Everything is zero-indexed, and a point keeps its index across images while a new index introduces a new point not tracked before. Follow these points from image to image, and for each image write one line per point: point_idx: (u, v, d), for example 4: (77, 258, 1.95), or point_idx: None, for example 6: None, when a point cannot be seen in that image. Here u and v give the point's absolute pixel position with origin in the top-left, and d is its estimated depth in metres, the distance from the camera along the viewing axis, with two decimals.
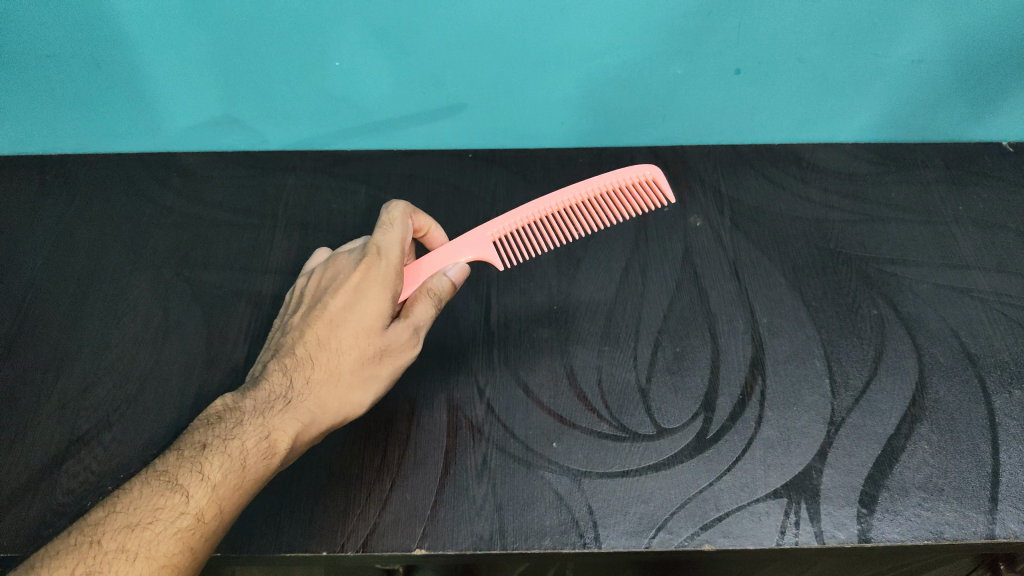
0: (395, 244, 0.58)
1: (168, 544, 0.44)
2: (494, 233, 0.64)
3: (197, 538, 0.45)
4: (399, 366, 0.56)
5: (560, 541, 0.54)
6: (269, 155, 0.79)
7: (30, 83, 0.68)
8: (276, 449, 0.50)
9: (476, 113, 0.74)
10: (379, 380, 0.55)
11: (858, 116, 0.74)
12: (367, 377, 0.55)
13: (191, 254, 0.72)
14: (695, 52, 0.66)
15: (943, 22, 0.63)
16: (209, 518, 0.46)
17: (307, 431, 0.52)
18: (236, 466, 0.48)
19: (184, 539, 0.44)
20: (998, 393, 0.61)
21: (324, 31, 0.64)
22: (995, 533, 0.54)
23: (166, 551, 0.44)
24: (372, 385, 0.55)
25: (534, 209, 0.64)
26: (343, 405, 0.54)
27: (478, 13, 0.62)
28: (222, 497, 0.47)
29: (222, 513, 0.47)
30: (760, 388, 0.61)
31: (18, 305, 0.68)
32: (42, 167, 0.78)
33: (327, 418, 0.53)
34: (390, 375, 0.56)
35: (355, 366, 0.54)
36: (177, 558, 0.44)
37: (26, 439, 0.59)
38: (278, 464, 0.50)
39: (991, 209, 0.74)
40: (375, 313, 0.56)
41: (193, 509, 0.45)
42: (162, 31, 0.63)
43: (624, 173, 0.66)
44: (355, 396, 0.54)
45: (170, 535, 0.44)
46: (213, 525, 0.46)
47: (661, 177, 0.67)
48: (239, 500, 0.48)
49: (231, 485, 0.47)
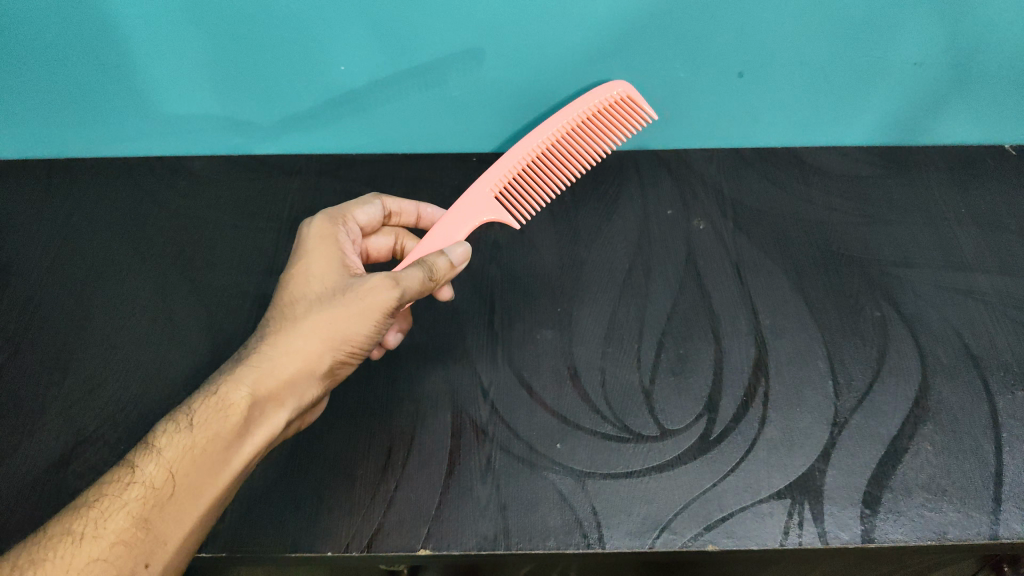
0: (340, 213, 0.64)
1: (117, 518, 0.46)
2: (492, 185, 0.66)
3: (150, 508, 0.47)
4: (363, 303, 0.55)
5: (564, 541, 0.54)
6: (275, 158, 0.79)
7: (37, 87, 0.68)
8: (229, 400, 0.51)
9: (480, 117, 0.74)
10: (341, 323, 0.55)
11: (860, 119, 0.74)
12: (326, 321, 0.55)
13: (196, 256, 0.73)
14: (697, 55, 0.66)
15: (944, 26, 0.63)
16: (159, 484, 0.48)
17: (264, 382, 0.52)
18: (181, 431, 0.49)
19: (134, 512, 0.47)
20: (1001, 394, 0.61)
21: (329, 34, 0.64)
22: (999, 533, 0.54)
23: (117, 526, 0.46)
24: (334, 329, 0.55)
25: (522, 155, 0.67)
26: (304, 353, 0.54)
27: (483, 17, 0.63)
28: (169, 462, 0.48)
29: (174, 478, 0.48)
30: (763, 388, 0.61)
31: (24, 307, 0.69)
32: (48, 170, 0.78)
33: (286, 371, 0.53)
34: (354, 324, 0.55)
35: (308, 320, 0.55)
36: (130, 529, 0.46)
37: (32, 440, 0.60)
38: (230, 421, 0.50)
39: (993, 211, 0.74)
40: (325, 271, 0.58)
41: (140, 481, 0.47)
42: (169, 36, 0.64)
43: (594, 97, 0.65)
44: (318, 345, 0.54)
45: (119, 512, 0.46)
46: (167, 491, 0.48)
47: (635, 92, 0.65)
48: (195, 460, 0.49)
49: (176, 448, 0.49)
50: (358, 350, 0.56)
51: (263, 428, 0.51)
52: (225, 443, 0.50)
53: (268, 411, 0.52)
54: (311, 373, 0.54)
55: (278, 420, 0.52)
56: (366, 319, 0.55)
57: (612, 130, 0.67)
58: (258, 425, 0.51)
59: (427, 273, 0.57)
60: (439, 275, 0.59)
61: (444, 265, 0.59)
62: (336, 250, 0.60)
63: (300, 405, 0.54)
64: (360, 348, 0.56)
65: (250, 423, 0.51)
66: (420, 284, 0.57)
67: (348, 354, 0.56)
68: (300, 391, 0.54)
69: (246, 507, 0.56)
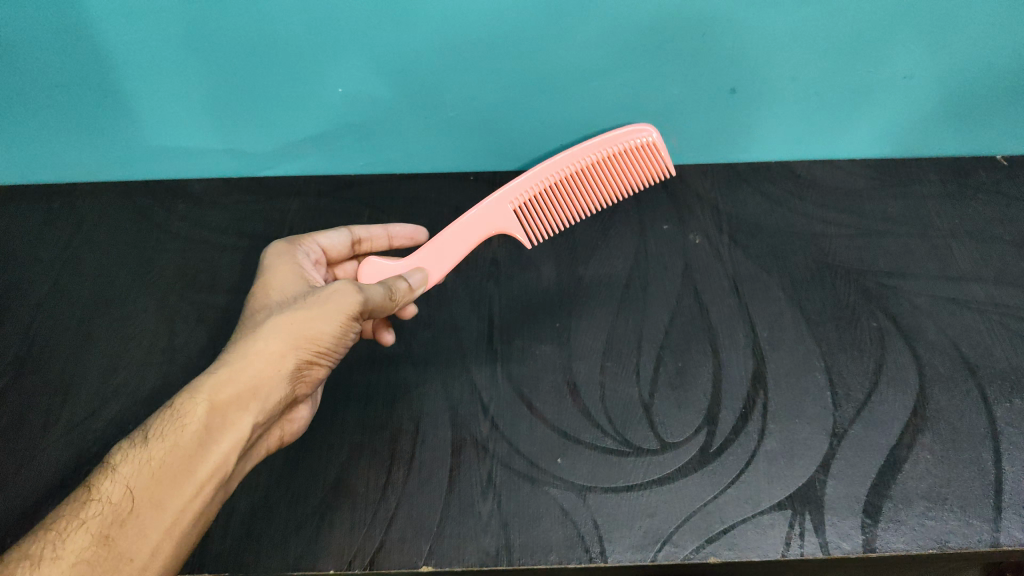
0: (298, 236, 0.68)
1: (76, 538, 0.45)
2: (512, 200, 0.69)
3: (111, 526, 0.46)
4: (325, 303, 0.57)
5: (566, 556, 0.54)
6: (275, 180, 0.80)
7: (40, 113, 0.70)
8: (186, 409, 0.50)
9: (476, 137, 0.75)
10: (301, 326, 0.56)
11: (853, 133, 0.75)
12: (287, 324, 0.56)
13: (198, 277, 0.74)
14: (689, 73, 0.68)
15: (929, 41, 0.65)
16: (118, 500, 0.47)
17: (222, 389, 0.52)
18: (138, 445, 0.49)
19: (95, 531, 0.46)
20: (998, 403, 0.61)
21: (327, 59, 0.66)
22: (1000, 541, 0.54)
23: (76, 547, 0.45)
24: (295, 329, 0.56)
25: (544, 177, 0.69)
26: (263, 358, 0.54)
27: (478, 39, 0.64)
28: (126, 478, 0.48)
29: (134, 493, 0.47)
30: (762, 401, 0.62)
31: (26, 331, 0.69)
32: (51, 196, 0.79)
33: (244, 377, 0.53)
34: (314, 329, 0.57)
35: (269, 327, 0.56)
36: (91, 548, 0.45)
37: (35, 463, 0.60)
38: (188, 429, 0.50)
39: (987, 221, 0.75)
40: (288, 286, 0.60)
41: (99, 499, 0.47)
42: (171, 61, 0.66)
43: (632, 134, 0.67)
44: (279, 348, 0.55)
45: (78, 533, 0.45)
46: (127, 507, 0.47)
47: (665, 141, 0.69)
48: (155, 473, 0.48)
49: (134, 464, 0.48)
50: (323, 351, 0.57)
51: (227, 433, 0.51)
52: (188, 452, 0.49)
53: (230, 416, 0.51)
54: (274, 376, 0.54)
55: (244, 424, 0.52)
56: (330, 317, 0.57)
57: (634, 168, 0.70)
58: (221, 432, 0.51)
59: (389, 291, 0.61)
60: (398, 296, 0.62)
61: (403, 289, 0.63)
62: (287, 266, 0.63)
63: (266, 407, 0.53)
64: (327, 349, 0.57)
65: (212, 429, 0.50)
66: (381, 297, 0.60)
67: (313, 356, 0.57)
68: (264, 394, 0.54)
69: (248, 527, 0.56)
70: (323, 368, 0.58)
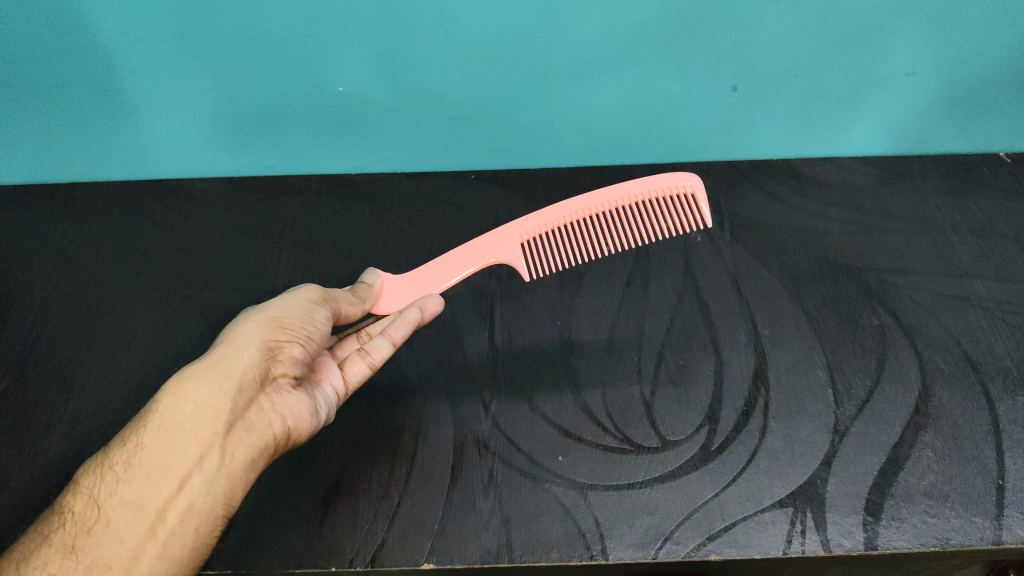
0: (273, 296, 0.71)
1: (42, 553, 0.48)
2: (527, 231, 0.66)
3: (78, 535, 0.49)
4: (286, 295, 0.61)
5: (567, 554, 0.54)
6: (276, 179, 0.80)
7: (40, 112, 0.70)
8: (151, 414, 0.54)
9: (477, 135, 0.75)
10: (262, 318, 0.59)
11: (855, 129, 0.75)
12: (248, 318, 0.59)
13: (199, 276, 0.74)
14: (689, 70, 0.68)
15: (931, 36, 0.65)
16: (85, 511, 0.50)
17: (182, 388, 0.54)
18: (104, 458, 0.52)
19: (60, 544, 0.48)
20: (1001, 399, 0.61)
21: (327, 58, 0.66)
22: (1002, 538, 0.54)
23: (45, 560, 0.48)
24: (254, 318, 0.59)
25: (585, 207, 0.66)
26: (223, 353, 0.56)
27: (478, 36, 0.64)
28: (89, 489, 0.51)
29: (99, 501, 0.50)
30: (763, 399, 0.62)
31: (27, 330, 0.69)
32: (51, 195, 0.79)
33: (203, 373, 0.55)
34: (271, 321, 0.59)
35: (228, 329, 0.59)
36: (58, 559, 0.48)
37: (36, 460, 0.60)
38: (152, 431, 0.53)
39: (989, 218, 0.74)
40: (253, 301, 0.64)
41: (65, 513, 0.50)
42: (169, 59, 0.65)
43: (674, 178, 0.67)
44: (240, 343, 0.57)
45: (45, 548, 0.48)
46: (93, 515, 0.50)
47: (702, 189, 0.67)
48: (120, 477, 0.51)
49: (96, 474, 0.51)
50: (290, 331, 0.59)
51: (195, 422, 0.53)
52: (154, 449, 0.52)
53: (195, 406, 0.54)
54: (238, 362, 0.56)
55: (210, 412, 0.54)
56: (292, 301, 0.60)
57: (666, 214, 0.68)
58: (189, 427, 0.53)
59: (351, 291, 0.63)
60: (364, 295, 0.63)
61: (366, 287, 0.64)
62: None
63: (237, 391, 0.55)
64: (292, 328, 0.59)
65: (177, 424, 0.53)
66: (345, 296, 0.62)
67: (278, 336, 0.58)
68: (231, 379, 0.55)
69: (249, 523, 0.56)
70: (298, 347, 0.59)
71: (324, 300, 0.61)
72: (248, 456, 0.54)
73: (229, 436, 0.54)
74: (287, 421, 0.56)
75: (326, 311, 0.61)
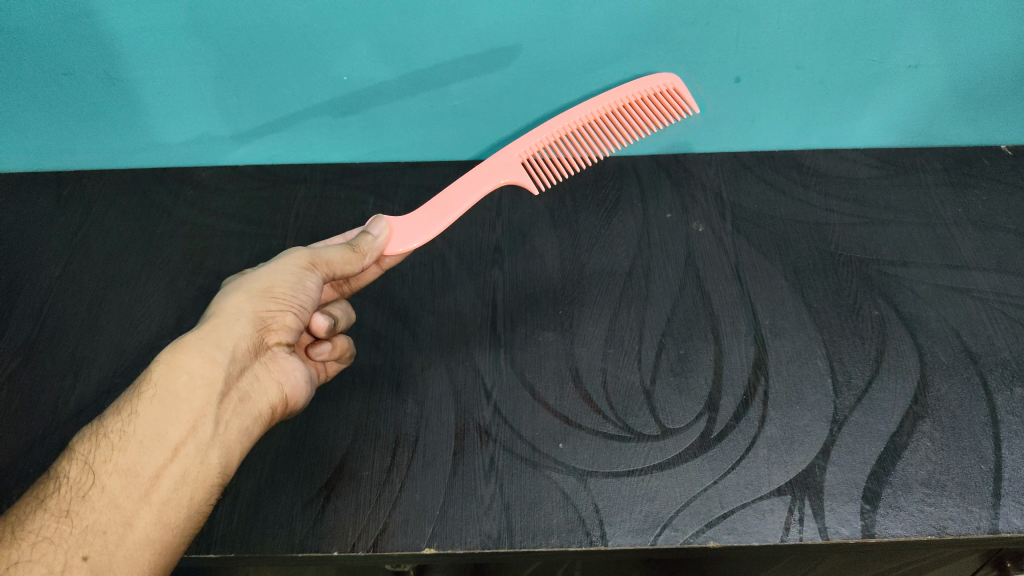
0: None
1: (35, 519, 0.46)
2: (521, 153, 0.68)
3: (72, 501, 0.47)
4: (274, 263, 0.59)
5: (567, 539, 0.54)
6: (280, 167, 0.80)
7: (48, 100, 0.70)
8: (145, 380, 0.51)
9: (482, 126, 0.75)
10: (254, 285, 0.57)
11: (860, 121, 0.75)
12: (237, 288, 0.58)
13: (204, 263, 0.74)
14: (693, 62, 0.68)
15: (936, 29, 0.65)
16: (78, 477, 0.48)
17: (175, 356, 0.52)
18: (96, 424, 0.50)
19: (54, 509, 0.46)
20: (999, 391, 0.61)
21: (332, 46, 0.66)
22: (999, 527, 0.54)
23: (38, 526, 0.45)
24: (243, 288, 0.57)
25: (574, 119, 0.68)
26: (216, 323, 0.55)
27: (484, 26, 0.65)
28: (84, 455, 0.48)
29: (93, 467, 0.48)
30: (763, 387, 0.62)
31: (34, 315, 0.70)
32: (59, 182, 0.80)
33: (197, 341, 0.53)
34: (261, 288, 0.57)
35: (220, 298, 0.57)
36: (52, 525, 0.46)
37: (44, 442, 0.61)
38: (145, 398, 0.50)
39: (991, 210, 0.74)
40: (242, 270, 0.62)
41: (59, 479, 0.48)
42: (177, 47, 0.66)
43: (654, 82, 0.67)
44: (234, 311, 0.56)
45: (39, 513, 0.46)
46: (87, 481, 0.48)
47: (682, 86, 0.67)
48: (115, 444, 0.49)
49: (91, 441, 0.49)
50: (281, 299, 0.57)
51: (190, 390, 0.51)
52: (148, 416, 0.50)
53: (190, 374, 0.52)
54: (230, 330, 0.55)
55: (204, 381, 0.52)
56: (281, 269, 0.59)
57: (654, 118, 0.68)
58: (183, 397, 0.51)
59: (349, 249, 0.61)
60: (364, 248, 0.62)
61: (370, 242, 0.62)
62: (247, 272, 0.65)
63: (231, 360, 0.54)
64: (284, 297, 0.57)
65: (171, 391, 0.51)
66: (340, 257, 0.60)
67: (269, 306, 0.57)
68: (225, 347, 0.54)
69: (254, 508, 0.57)
70: (290, 315, 0.58)
71: (314, 266, 0.60)
72: (243, 424, 0.53)
73: (224, 405, 0.53)
74: (285, 388, 0.57)
75: (316, 277, 0.60)
